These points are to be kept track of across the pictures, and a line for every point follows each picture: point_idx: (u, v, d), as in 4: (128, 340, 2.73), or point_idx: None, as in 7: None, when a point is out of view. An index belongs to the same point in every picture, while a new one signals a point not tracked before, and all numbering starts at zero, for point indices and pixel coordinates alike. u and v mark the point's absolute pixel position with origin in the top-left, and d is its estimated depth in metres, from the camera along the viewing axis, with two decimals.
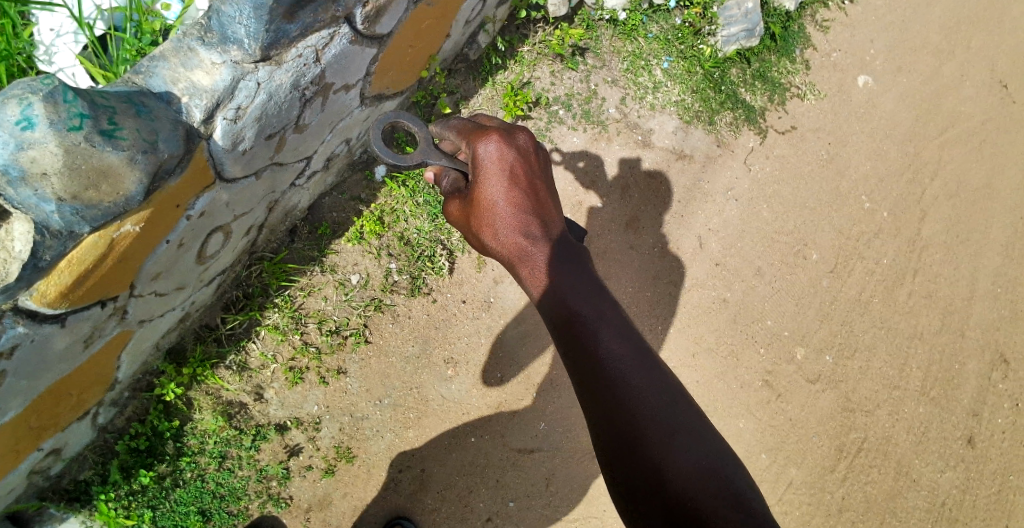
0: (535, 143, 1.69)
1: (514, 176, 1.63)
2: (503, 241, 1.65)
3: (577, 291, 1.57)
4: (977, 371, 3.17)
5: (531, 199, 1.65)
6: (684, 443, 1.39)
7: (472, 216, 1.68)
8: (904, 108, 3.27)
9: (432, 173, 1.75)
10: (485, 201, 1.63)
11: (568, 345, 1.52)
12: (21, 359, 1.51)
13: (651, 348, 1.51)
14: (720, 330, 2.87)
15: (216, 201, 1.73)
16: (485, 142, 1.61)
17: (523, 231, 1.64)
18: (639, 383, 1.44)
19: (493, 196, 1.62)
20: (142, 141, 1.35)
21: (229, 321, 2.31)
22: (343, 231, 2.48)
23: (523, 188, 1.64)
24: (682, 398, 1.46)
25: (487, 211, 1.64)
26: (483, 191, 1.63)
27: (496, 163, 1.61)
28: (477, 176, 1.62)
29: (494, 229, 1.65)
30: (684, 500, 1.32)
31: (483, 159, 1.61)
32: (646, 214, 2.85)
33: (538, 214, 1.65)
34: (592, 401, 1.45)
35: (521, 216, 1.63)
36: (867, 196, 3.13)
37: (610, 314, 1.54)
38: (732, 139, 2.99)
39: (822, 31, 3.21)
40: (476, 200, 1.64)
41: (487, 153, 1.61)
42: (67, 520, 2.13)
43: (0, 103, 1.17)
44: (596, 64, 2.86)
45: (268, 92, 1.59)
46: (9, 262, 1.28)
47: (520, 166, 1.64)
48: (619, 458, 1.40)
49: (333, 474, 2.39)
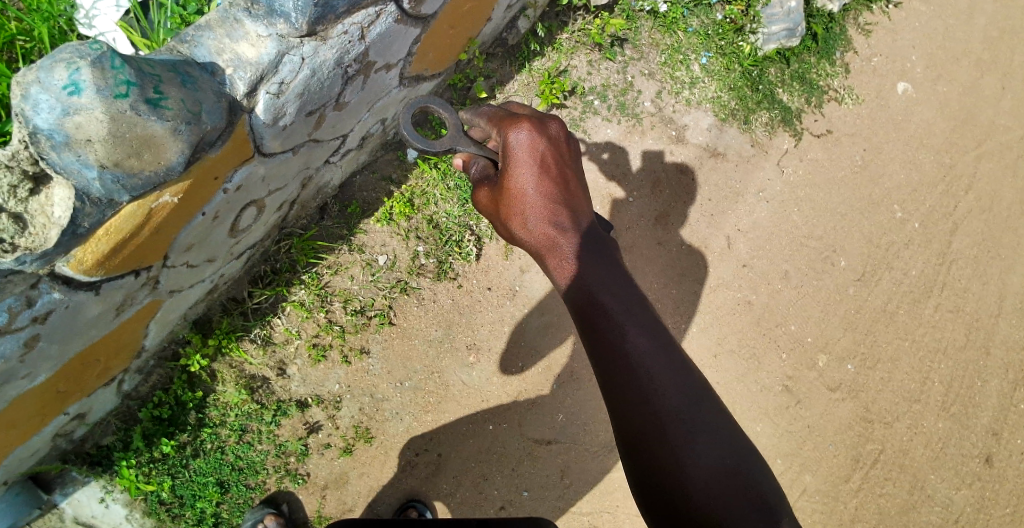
0: (567, 133, 1.65)
1: (544, 164, 1.58)
2: (532, 231, 1.60)
3: (606, 285, 1.51)
4: (999, 389, 3.10)
5: (562, 189, 1.61)
6: (706, 444, 1.36)
7: (500, 204, 1.63)
8: (943, 117, 3.20)
9: (459, 161, 1.68)
10: (515, 190, 1.59)
11: (593, 339, 1.47)
12: (55, 324, 1.52)
13: (675, 342, 1.45)
14: (744, 332, 2.83)
15: (253, 175, 1.72)
16: (516, 129, 1.57)
17: (553, 220, 1.59)
18: (664, 382, 1.39)
19: (523, 184, 1.58)
20: (186, 112, 1.34)
21: (256, 295, 2.31)
22: (373, 211, 2.46)
23: (553, 177, 1.60)
24: (707, 396, 1.42)
25: (516, 199, 1.59)
26: (512, 179, 1.58)
27: (526, 151, 1.57)
28: (507, 164, 1.58)
29: (523, 218, 1.60)
30: (701, 505, 1.31)
31: (513, 147, 1.57)
32: (676, 210, 2.81)
33: (569, 205, 1.61)
34: (614, 398, 1.41)
35: (551, 206, 1.59)
36: (900, 205, 3.06)
37: (639, 310, 1.48)
38: (767, 139, 2.94)
39: (864, 34, 3.13)
40: (505, 188, 1.60)
41: (518, 141, 1.57)
42: (89, 484, 2.19)
43: (49, 67, 1.18)
44: (634, 56, 2.81)
45: (312, 68, 1.56)
46: (48, 227, 1.28)
47: (551, 155, 1.59)
48: (639, 456, 1.37)
49: (351, 454, 2.39)
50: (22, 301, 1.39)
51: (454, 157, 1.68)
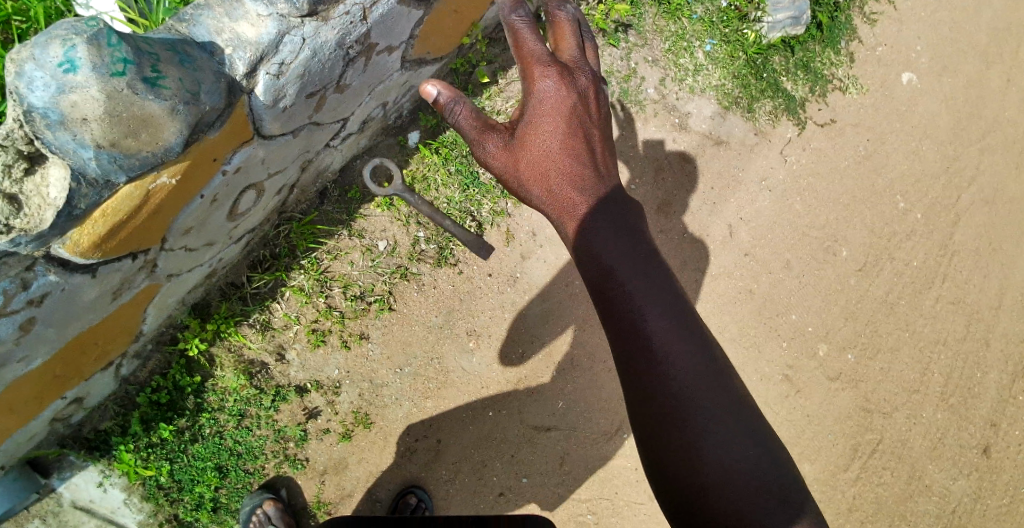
0: (597, 88, 1.63)
1: (569, 118, 1.57)
2: (553, 193, 1.57)
3: (626, 260, 1.44)
4: (999, 381, 3.10)
5: (587, 149, 1.58)
6: (723, 433, 1.34)
7: (522, 163, 1.59)
8: (947, 108, 3.17)
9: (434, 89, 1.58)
10: (538, 144, 1.57)
11: (611, 318, 1.42)
12: (51, 307, 1.50)
13: (696, 323, 1.41)
14: (744, 321, 2.82)
15: (253, 157, 1.70)
16: (545, 78, 1.56)
17: (575, 180, 1.56)
18: (683, 366, 1.36)
19: (546, 139, 1.57)
20: (184, 92, 1.32)
21: (255, 279, 2.29)
22: (373, 195, 2.44)
23: (578, 133, 1.58)
24: (727, 383, 1.39)
25: (538, 156, 1.57)
26: (536, 132, 1.57)
27: (553, 102, 1.56)
28: (531, 115, 1.57)
29: (545, 177, 1.57)
30: (720, 496, 1.30)
31: (540, 96, 1.56)
32: (677, 198, 2.78)
33: (593, 166, 1.58)
34: (632, 380, 1.38)
35: (574, 165, 1.56)
36: (903, 195, 3.04)
37: (659, 289, 1.42)
38: (771, 128, 2.91)
39: (869, 23, 3.09)
40: (527, 144, 1.58)
41: (545, 90, 1.56)
42: (86, 468, 2.19)
43: (44, 43, 1.16)
44: (638, 42, 2.76)
45: (313, 49, 1.53)
46: (44, 208, 1.27)
47: (577, 109, 1.58)
48: (654, 440, 1.36)
49: (350, 439, 2.39)
50: (18, 284, 1.37)
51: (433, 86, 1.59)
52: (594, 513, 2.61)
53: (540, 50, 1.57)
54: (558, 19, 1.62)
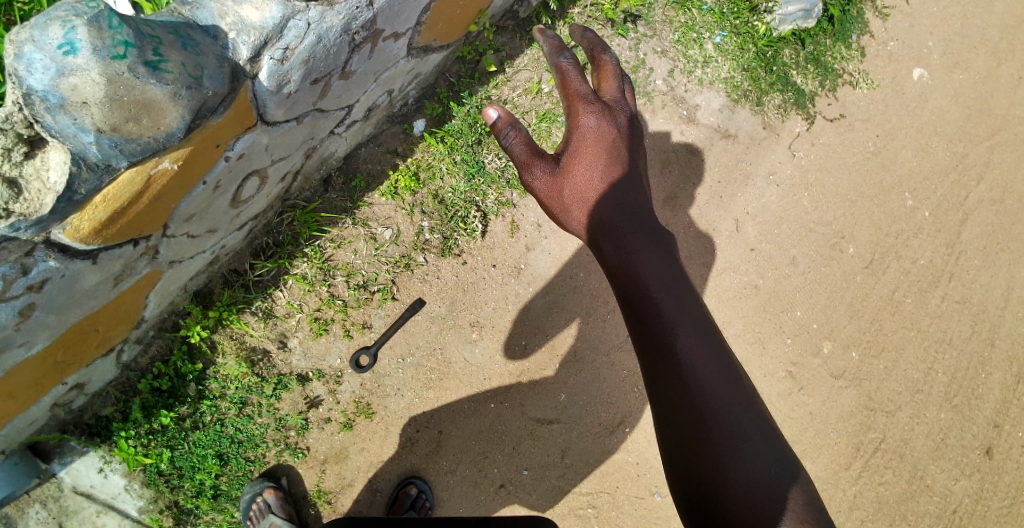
0: (635, 126, 1.64)
1: (611, 153, 1.58)
2: (594, 221, 1.58)
3: (658, 275, 1.48)
4: (1003, 381, 3.07)
5: (627, 182, 1.59)
6: (747, 445, 1.38)
7: (564, 193, 1.61)
8: (957, 105, 3.13)
9: (494, 114, 1.59)
10: (581, 176, 1.59)
11: (640, 329, 1.46)
12: (52, 293, 1.49)
13: (721, 338, 1.46)
14: (749, 317, 2.79)
15: (256, 144, 1.68)
16: (587, 115, 1.58)
17: (617, 210, 1.57)
18: (710, 379, 1.40)
19: (588, 172, 1.58)
20: (187, 76, 1.30)
21: (258, 267, 2.28)
22: (377, 184, 2.42)
23: (618, 167, 1.59)
24: (750, 397, 1.43)
25: (580, 186, 1.59)
26: (579, 164, 1.58)
27: (595, 137, 1.57)
28: (574, 148, 1.58)
29: (587, 207, 1.59)
30: (740, 505, 1.33)
31: (582, 131, 1.57)
32: (684, 192, 2.75)
33: (633, 198, 1.59)
34: (658, 389, 1.43)
35: (615, 196, 1.58)
36: (911, 193, 3.01)
37: (689, 304, 1.46)
38: (779, 122, 2.87)
39: (881, 17, 3.04)
40: (569, 175, 1.59)
41: (589, 126, 1.57)
42: (87, 454, 2.19)
43: (44, 25, 1.14)
44: (647, 33, 2.72)
45: (318, 34, 1.51)
46: (44, 193, 1.25)
47: (618, 145, 1.59)
48: (678, 448, 1.39)
49: (351, 429, 2.38)
50: (18, 269, 1.36)
51: (492, 110, 1.59)
52: (595, 507, 2.60)
53: (585, 89, 1.59)
54: (604, 62, 1.65)
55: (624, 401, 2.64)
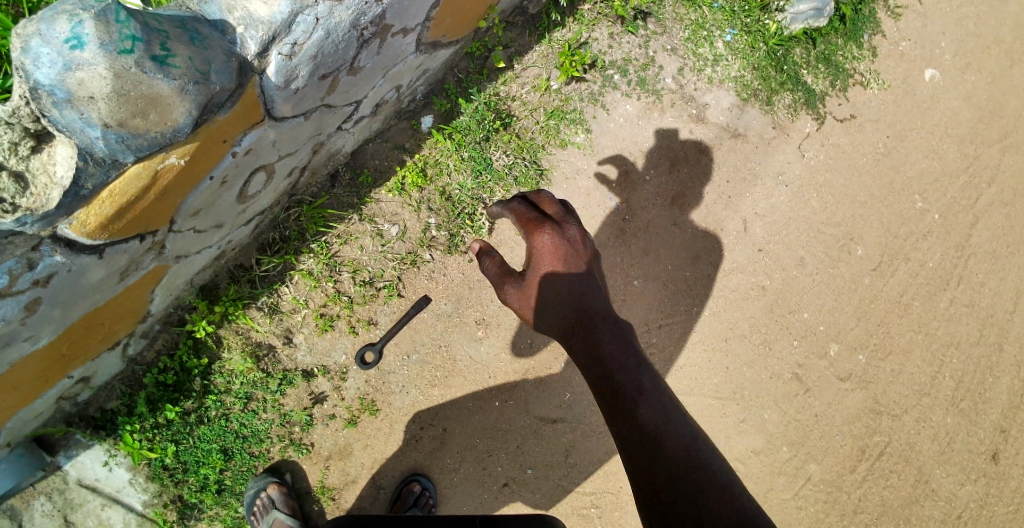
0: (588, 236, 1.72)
1: (568, 265, 1.66)
2: (558, 325, 1.65)
3: (602, 311, 1.64)
4: (1010, 386, 3.05)
5: (586, 287, 1.66)
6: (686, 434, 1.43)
7: (532, 304, 1.70)
8: (969, 106, 3.10)
9: (476, 246, 1.83)
10: (542, 287, 1.68)
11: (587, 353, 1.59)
12: (57, 287, 1.48)
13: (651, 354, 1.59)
14: (756, 317, 2.77)
15: (263, 139, 1.67)
16: (540, 233, 1.67)
17: (580, 313, 1.63)
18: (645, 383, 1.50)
19: (548, 283, 1.67)
20: (194, 71, 1.30)
21: (264, 262, 2.28)
22: (384, 180, 2.42)
23: (576, 275, 1.66)
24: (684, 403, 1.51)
25: (543, 296, 1.68)
26: (540, 277, 1.68)
27: (550, 252, 1.66)
28: (534, 264, 1.68)
29: (551, 314, 1.67)
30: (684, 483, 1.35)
31: (538, 249, 1.67)
32: (692, 191, 2.73)
33: (593, 300, 1.65)
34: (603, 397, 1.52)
35: (576, 298, 1.64)
36: (921, 195, 2.98)
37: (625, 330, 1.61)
38: (789, 122, 2.85)
39: (893, 17, 3.01)
40: (534, 289, 1.69)
41: (543, 242, 1.66)
42: (92, 447, 2.20)
43: (50, 18, 1.13)
44: (657, 30, 2.71)
45: (326, 30, 1.50)
46: (50, 188, 1.25)
47: (572, 256, 1.67)
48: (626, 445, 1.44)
49: (356, 425, 2.38)
50: (23, 264, 1.36)
51: (474, 243, 1.83)
52: (598, 507, 2.59)
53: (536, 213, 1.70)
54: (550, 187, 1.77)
55: None
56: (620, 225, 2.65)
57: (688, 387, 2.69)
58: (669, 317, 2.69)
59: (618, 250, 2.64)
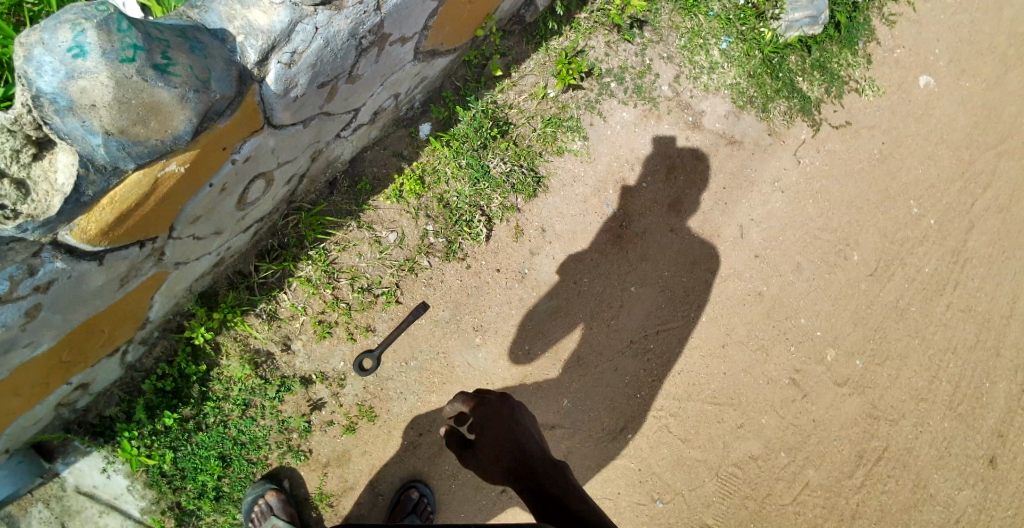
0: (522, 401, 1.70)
1: (510, 419, 1.60)
2: (513, 472, 1.52)
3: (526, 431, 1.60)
4: (1007, 391, 3.05)
5: (526, 439, 1.58)
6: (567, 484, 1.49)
7: (488, 462, 1.55)
8: (964, 112, 3.12)
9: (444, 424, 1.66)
10: (492, 443, 1.56)
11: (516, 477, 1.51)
12: (58, 293, 1.49)
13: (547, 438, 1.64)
14: (753, 323, 2.78)
15: (262, 147, 1.68)
16: (484, 401, 1.65)
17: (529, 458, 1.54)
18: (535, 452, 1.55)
19: (496, 438, 1.57)
20: (195, 79, 1.31)
21: (263, 269, 2.28)
22: (382, 187, 2.43)
23: (518, 429, 1.59)
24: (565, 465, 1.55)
25: (496, 447, 1.55)
26: (488, 435, 1.58)
27: (494, 413, 1.62)
28: (481, 425, 1.61)
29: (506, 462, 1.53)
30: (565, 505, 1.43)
31: (482, 413, 1.63)
32: (689, 197, 2.74)
33: (538, 449, 1.57)
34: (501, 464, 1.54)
35: (522, 446, 1.55)
36: (916, 200, 3.00)
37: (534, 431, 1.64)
38: (785, 129, 2.87)
39: (888, 24, 3.04)
40: (484, 446, 1.57)
41: (485, 408, 1.63)
42: (90, 454, 2.20)
43: (53, 28, 1.15)
44: (653, 38, 2.73)
45: (325, 39, 1.51)
46: (51, 194, 1.26)
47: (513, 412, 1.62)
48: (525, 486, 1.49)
49: (354, 431, 2.38)
50: (24, 270, 1.37)
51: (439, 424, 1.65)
52: None
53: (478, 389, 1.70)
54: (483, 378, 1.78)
55: (626, 406, 2.64)
56: (617, 231, 2.66)
57: (686, 393, 2.69)
58: (666, 322, 2.70)
59: (615, 256, 2.65)
